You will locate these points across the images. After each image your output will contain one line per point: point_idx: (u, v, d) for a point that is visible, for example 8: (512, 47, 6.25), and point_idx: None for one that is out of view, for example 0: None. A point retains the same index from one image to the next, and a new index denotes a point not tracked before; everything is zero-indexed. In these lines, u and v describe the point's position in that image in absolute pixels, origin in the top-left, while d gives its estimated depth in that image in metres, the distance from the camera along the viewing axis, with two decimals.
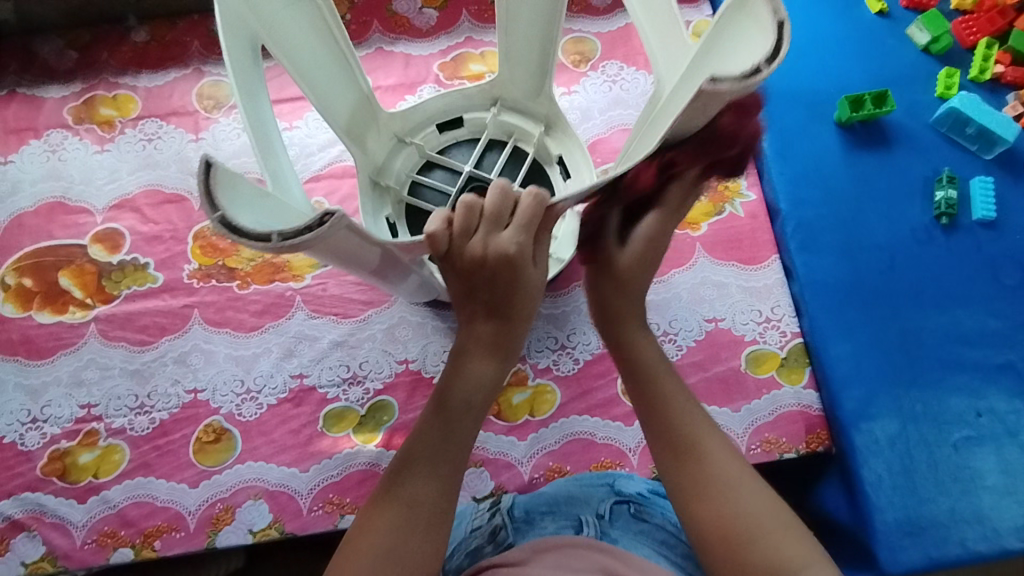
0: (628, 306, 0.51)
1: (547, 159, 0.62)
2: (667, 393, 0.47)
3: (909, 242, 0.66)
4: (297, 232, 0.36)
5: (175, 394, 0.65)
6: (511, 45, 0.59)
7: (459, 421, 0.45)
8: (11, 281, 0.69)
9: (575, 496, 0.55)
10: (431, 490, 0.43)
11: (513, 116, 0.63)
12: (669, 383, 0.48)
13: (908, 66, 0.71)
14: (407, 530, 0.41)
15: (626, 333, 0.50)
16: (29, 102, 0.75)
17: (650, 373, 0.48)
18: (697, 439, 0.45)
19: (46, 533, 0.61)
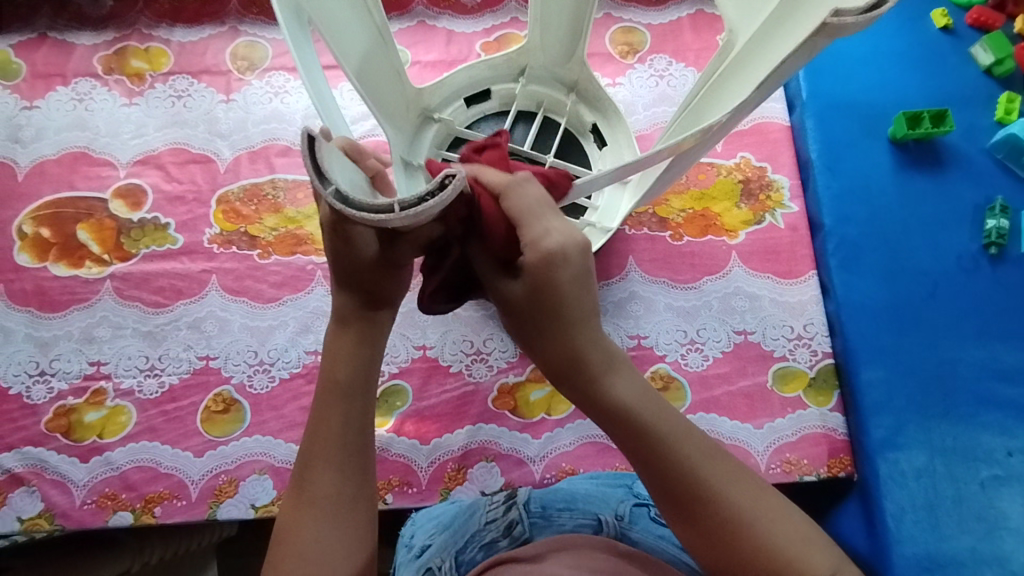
0: (580, 337, 0.41)
1: (581, 129, 0.62)
2: (648, 425, 0.40)
3: (953, 270, 0.63)
4: (421, 201, 0.37)
5: (186, 359, 0.64)
6: (540, 12, 0.57)
7: (347, 398, 0.43)
8: (28, 229, 0.68)
9: (593, 495, 0.53)
10: (330, 481, 0.41)
11: (543, 85, 0.62)
12: (648, 413, 0.41)
13: (968, 87, 0.68)
14: (333, 519, 0.40)
15: (591, 377, 0.41)
16: (60, 48, 0.73)
17: (629, 415, 0.41)
18: (684, 471, 0.40)
19: (46, 489, 0.60)
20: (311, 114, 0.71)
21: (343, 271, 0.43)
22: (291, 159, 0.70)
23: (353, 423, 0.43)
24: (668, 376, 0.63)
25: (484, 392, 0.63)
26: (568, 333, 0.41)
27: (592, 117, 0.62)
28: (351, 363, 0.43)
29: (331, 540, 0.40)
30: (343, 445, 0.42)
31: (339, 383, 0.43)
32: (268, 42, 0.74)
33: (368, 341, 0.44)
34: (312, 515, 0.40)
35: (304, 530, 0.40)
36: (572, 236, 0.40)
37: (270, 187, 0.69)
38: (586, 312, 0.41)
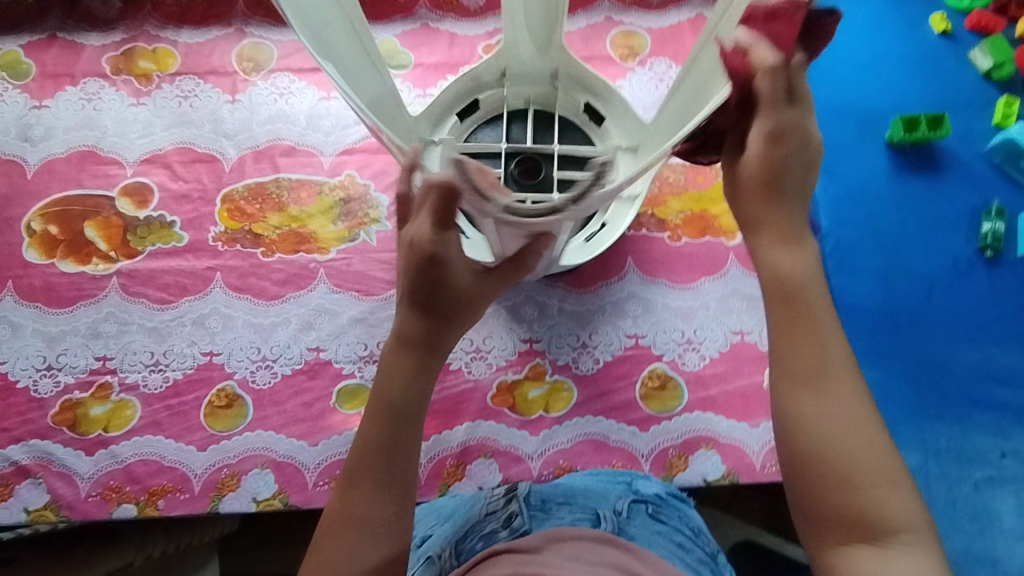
0: (779, 210, 0.42)
1: (579, 113, 0.61)
2: (811, 300, 0.41)
3: (949, 273, 0.64)
4: (585, 194, 0.40)
5: (191, 355, 0.65)
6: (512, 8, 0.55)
7: (405, 426, 0.44)
8: (37, 227, 0.69)
9: (592, 489, 0.54)
10: (374, 504, 0.43)
11: (528, 80, 0.61)
12: (819, 294, 0.41)
13: (966, 91, 0.69)
14: (366, 542, 0.42)
15: (769, 243, 0.42)
16: (69, 48, 0.75)
17: (794, 282, 0.41)
18: (827, 363, 0.39)
19: (52, 481, 0.61)
20: (314, 114, 0.72)
21: (422, 295, 0.44)
22: (295, 159, 0.71)
23: (403, 452, 0.44)
24: (665, 375, 0.64)
25: (483, 390, 0.64)
26: (769, 212, 0.42)
27: (585, 98, 0.60)
28: (403, 388, 0.45)
29: (365, 557, 0.42)
30: (386, 470, 0.43)
31: (394, 409, 0.44)
32: (273, 44, 0.75)
33: (420, 371, 0.45)
34: (352, 536, 0.42)
35: (341, 544, 0.42)
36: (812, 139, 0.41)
37: (274, 187, 0.70)
38: (799, 190, 0.42)
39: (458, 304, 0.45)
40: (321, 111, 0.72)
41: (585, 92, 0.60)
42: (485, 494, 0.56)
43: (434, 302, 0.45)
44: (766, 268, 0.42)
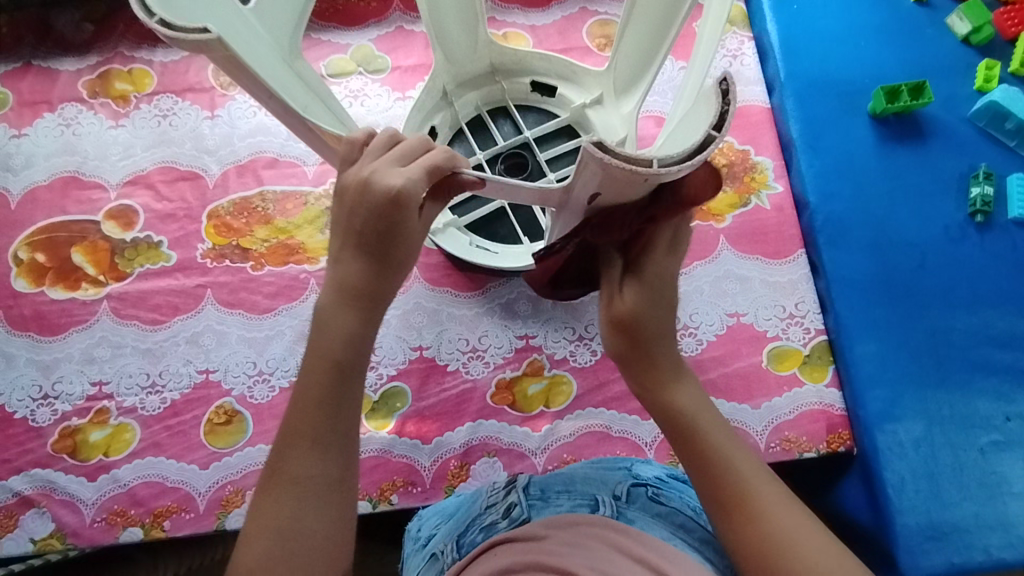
0: (666, 356, 0.44)
1: (527, 96, 0.64)
2: (705, 436, 0.43)
3: (940, 240, 0.64)
4: (724, 114, 0.33)
5: (186, 374, 0.65)
6: (434, 15, 0.58)
7: (343, 380, 0.41)
8: (24, 256, 0.68)
9: (591, 478, 0.54)
10: (311, 466, 0.40)
11: (472, 87, 0.63)
12: (707, 424, 0.44)
13: (947, 57, 0.68)
14: (303, 505, 0.39)
15: (660, 384, 0.44)
16: (44, 75, 0.74)
17: (688, 417, 0.44)
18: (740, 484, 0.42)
19: (56, 510, 0.61)
20: None
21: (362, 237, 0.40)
22: (278, 171, 0.70)
23: (343, 406, 0.41)
24: None
25: (482, 390, 0.64)
26: (660, 344, 0.44)
27: (530, 78, 0.63)
28: (314, 395, 0.41)
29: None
30: (323, 428, 0.40)
31: (336, 361, 0.41)
32: None
33: (332, 379, 0.41)
34: (286, 494, 0.39)
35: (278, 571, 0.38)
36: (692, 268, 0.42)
37: (260, 200, 0.69)
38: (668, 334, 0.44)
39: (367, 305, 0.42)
40: None
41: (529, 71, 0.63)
42: (485, 489, 0.56)
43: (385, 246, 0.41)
44: (658, 414, 0.45)
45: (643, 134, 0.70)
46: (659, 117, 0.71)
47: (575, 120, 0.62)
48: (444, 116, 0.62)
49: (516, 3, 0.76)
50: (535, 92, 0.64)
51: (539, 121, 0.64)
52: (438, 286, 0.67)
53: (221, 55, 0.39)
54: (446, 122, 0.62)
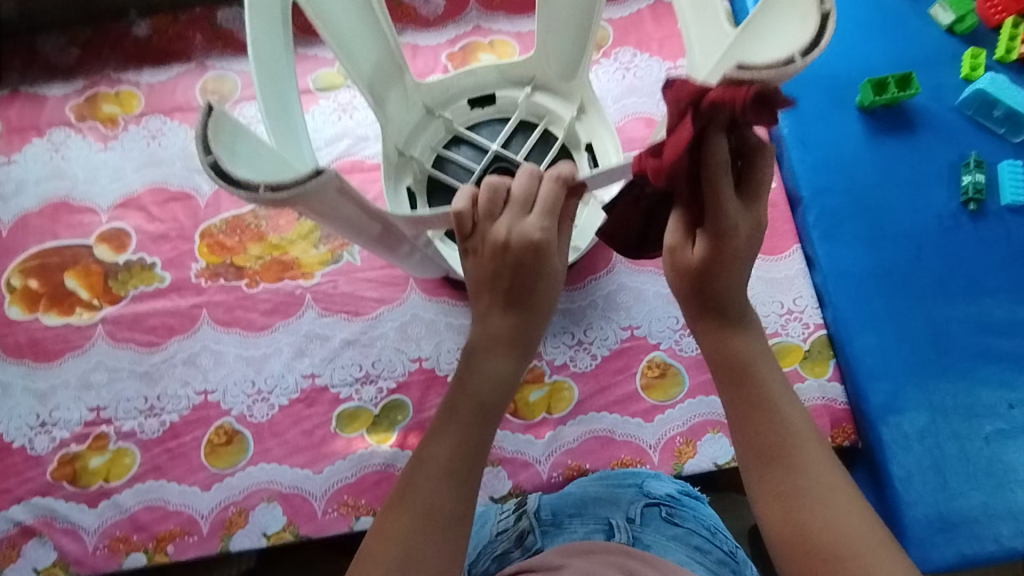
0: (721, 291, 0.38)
1: (469, 114, 0.67)
2: (767, 386, 0.38)
3: (935, 229, 0.64)
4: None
5: (185, 395, 0.64)
6: (369, 86, 0.60)
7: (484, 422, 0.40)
8: (17, 282, 0.68)
9: (603, 498, 0.53)
10: (448, 497, 0.37)
11: (418, 131, 0.66)
12: (769, 375, 0.39)
13: (931, 48, 0.68)
14: (427, 538, 0.36)
15: (722, 324, 0.40)
16: (32, 100, 0.74)
17: (738, 359, 0.39)
18: (791, 441, 0.37)
19: (58, 538, 0.61)
20: None
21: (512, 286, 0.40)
22: None
23: (481, 448, 0.40)
24: (664, 363, 0.63)
25: None
26: (714, 287, 0.39)
27: (463, 97, 0.67)
28: (453, 446, 0.39)
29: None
30: (466, 464, 0.39)
31: (486, 404, 0.40)
32: (237, 74, 0.74)
33: (477, 435, 0.39)
34: (411, 524, 0.36)
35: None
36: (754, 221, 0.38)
37: (252, 217, 0.69)
38: (738, 277, 0.38)
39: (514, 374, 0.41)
40: None
41: (461, 93, 0.67)
42: (493, 517, 0.56)
43: (523, 291, 0.40)
44: (711, 353, 0.40)
45: (633, 136, 0.70)
46: (649, 119, 0.71)
47: (527, 112, 0.66)
48: (414, 171, 0.65)
49: (501, 11, 0.76)
50: (475, 108, 0.67)
51: (494, 131, 0.67)
52: (434, 296, 0.66)
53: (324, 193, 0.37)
54: (417, 177, 0.65)
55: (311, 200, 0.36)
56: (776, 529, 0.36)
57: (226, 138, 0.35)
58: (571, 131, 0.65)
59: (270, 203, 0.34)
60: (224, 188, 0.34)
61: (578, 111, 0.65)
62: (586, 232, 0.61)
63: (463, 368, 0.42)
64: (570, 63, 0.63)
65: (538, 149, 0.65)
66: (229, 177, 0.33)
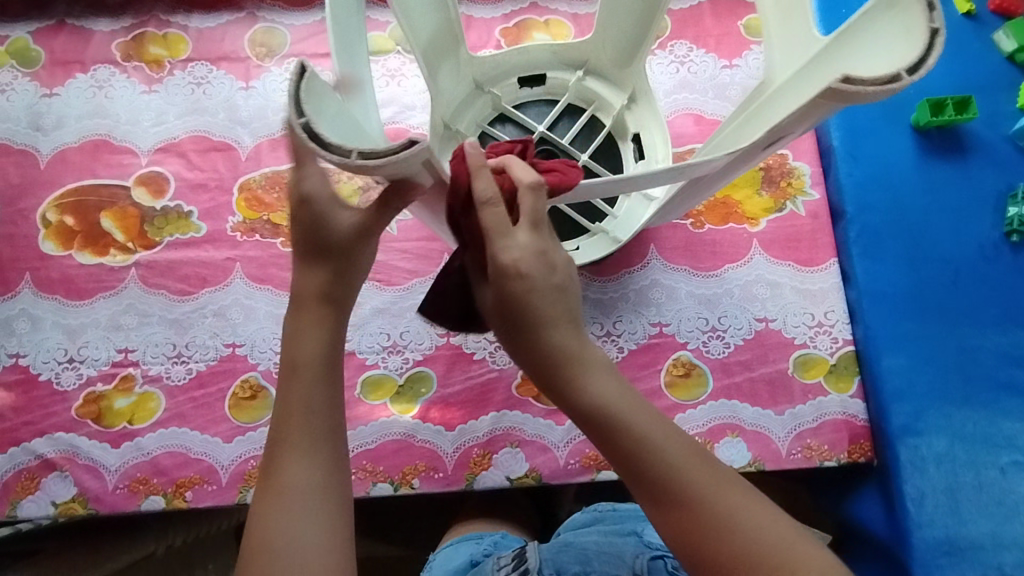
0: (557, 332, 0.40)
1: (518, 92, 0.66)
2: (626, 422, 0.39)
3: (974, 257, 0.63)
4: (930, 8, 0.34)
5: (213, 346, 0.64)
6: (427, 59, 0.57)
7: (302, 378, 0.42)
8: (53, 218, 0.68)
9: (605, 551, 0.53)
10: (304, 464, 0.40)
11: (466, 106, 0.64)
12: (625, 411, 0.39)
13: (991, 73, 0.68)
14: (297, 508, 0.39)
15: (566, 378, 0.40)
16: (78, 34, 0.73)
17: (598, 409, 0.39)
18: (673, 471, 0.38)
19: (78, 474, 0.61)
20: None
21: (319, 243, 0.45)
22: None
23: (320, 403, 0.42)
24: (690, 363, 0.64)
25: (508, 379, 0.64)
26: (547, 335, 0.40)
27: (514, 76, 0.66)
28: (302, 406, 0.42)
29: (304, 534, 0.38)
30: (309, 426, 0.41)
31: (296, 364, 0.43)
32: (286, 28, 0.73)
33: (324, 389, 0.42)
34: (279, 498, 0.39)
35: (273, 520, 0.38)
36: (529, 248, 0.41)
37: None
38: (561, 311, 0.41)
39: (345, 239, 0.45)
40: None
41: (512, 71, 0.65)
42: (489, 564, 0.55)
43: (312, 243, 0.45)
44: (573, 411, 0.40)
45: (681, 132, 0.70)
46: (698, 116, 0.70)
47: (576, 96, 0.66)
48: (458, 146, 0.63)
49: None
50: (525, 88, 0.66)
51: (540, 112, 0.66)
52: None
53: (412, 165, 0.36)
54: None
55: (401, 170, 0.35)
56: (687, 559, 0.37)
57: (315, 99, 0.35)
58: (619, 120, 0.64)
59: (360, 170, 0.34)
60: (315, 152, 0.33)
61: (628, 100, 0.64)
62: (625, 224, 0.60)
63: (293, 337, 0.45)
64: (627, 50, 0.62)
65: (583, 136, 0.65)
66: (321, 142, 0.33)
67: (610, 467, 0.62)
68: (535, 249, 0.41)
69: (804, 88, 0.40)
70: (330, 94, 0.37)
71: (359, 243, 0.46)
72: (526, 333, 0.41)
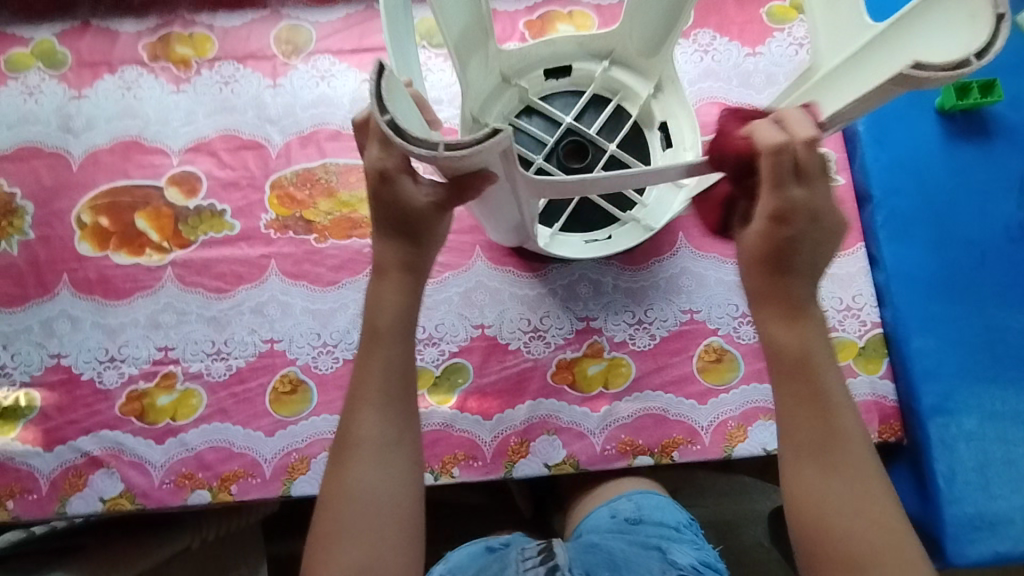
0: (793, 285, 0.43)
1: (543, 83, 0.65)
2: (826, 382, 0.43)
3: (1002, 239, 0.64)
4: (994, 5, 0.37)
5: (251, 342, 0.65)
6: (460, 55, 0.55)
7: (381, 348, 0.47)
8: (88, 219, 0.69)
9: (633, 559, 0.53)
10: (374, 426, 0.45)
11: (493, 100, 0.63)
12: (828, 371, 0.44)
13: (1015, 55, 0.68)
14: (380, 464, 0.45)
15: (779, 315, 0.44)
16: (104, 35, 0.74)
17: (806, 358, 0.43)
18: (841, 437, 0.43)
19: (125, 471, 0.63)
20: (358, 97, 0.71)
21: (397, 223, 0.46)
22: (341, 143, 0.70)
23: (394, 371, 0.47)
24: (721, 349, 0.65)
25: (543, 368, 0.65)
26: (788, 282, 0.43)
27: (540, 68, 0.65)
28: (381, 373, 0.46)
29: (378, 479, 0.45)
30: (385, 389, 0.46)
31: (378, 332, 0.47)
32: (311, 25, 0.74)
33: (399, 357, 0.47)
34: (357, 455, 0.45)
35: (353, 469, 0.45)
36: (831, 213, 0.42)
37: (323, 172, 0.69)
38: (813, 266, 0.43)
39: (423, 211, 0.46)
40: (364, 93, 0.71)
41: (538, 63, 0.64)
42: (513, 554, 0.53)
43: (397, 225, 0.46)
44: (769, 344, 0.45)
45: (707, 120, 0.70)
46: (723, 105, 0.71)
47: (603, 86, 0.65)
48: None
49: None
50: (551, 80, 0.65)
51: (567, 103, 0.66)
52: (500, 265, 0.67)
53: (489, 155, 0.41)
54: None
55: (478, 159, 0.40)
56: (800, 509, 0.43)
57: (392, 95, 0.39)
58: (646, 109, 0.64)
59: (446, 161, 0.39)
60: (405, 147, 0.38)
61: (654, 89, 0.64)
62: (657, 212, 0.62)
63: (370, 298, 0.48)
64: (654, 43, 0.61)
65: (610, 126, 0.65)
66: (411, 139, 0.38)
67: (646, 452, 0.63)
68: (811, 206, 0.41)
69: (872, 75, 0.44)
70: (400, 93, 0.42)
71: (436, 215, 0.46)
72: (778, 265, 0.43)
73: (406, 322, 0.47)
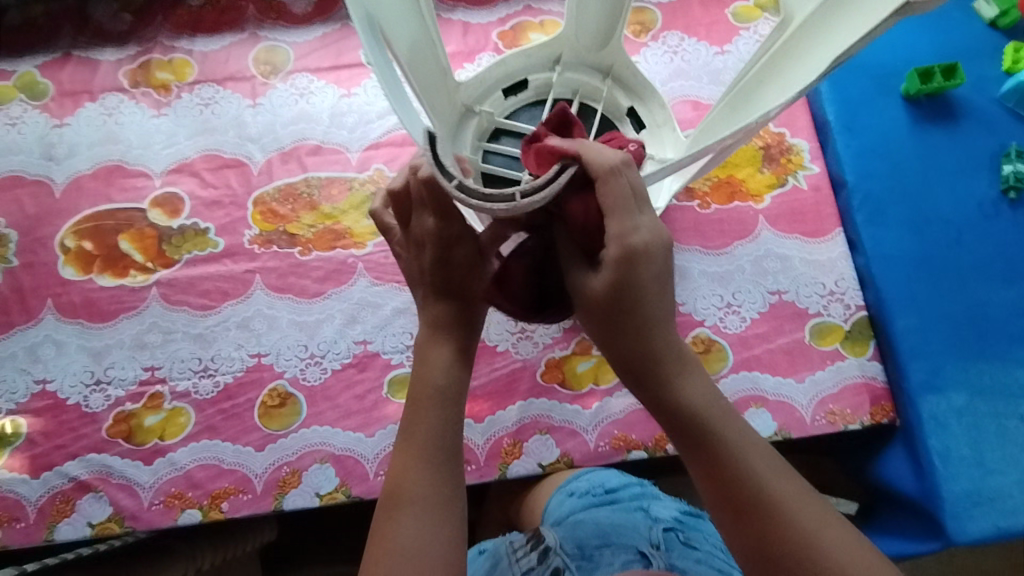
0: (654, 344, 0.41)
1: (501, 103, 0.64)
2: (718, 427, 0.40)
3: (976, 216, 0.65)
4: None
5: (238, 357, 0.65)
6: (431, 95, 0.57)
7: (431, 402, 0.44)
8: (72, 244, 0.69)
9: (619, 524, 0.54)
10: (423, 481, 0.42)
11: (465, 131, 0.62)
12: (715, 410, 0.40)
13: (972, 41, 0.70)
14: (430, 524, 0.40)
15: (657, 377, 0.41)
16: (85, 65, 0.75)
17: (684, 406, 0.40)
18: (760, 486, 0.38)
19: (113, 493, 0.62)
20: (337, 112, 0.72)
21: (442, 279, 0.45)
22: (322, 157, 0.71)
23: (447, 428, 0.43)
24: (709, 340, 0.65)
25: (532, 368, 0.65)
26: (630, 310, 0.40)
27: (497, 88, 0.64)
28: (432, 426, 0.43)
29: (430, 537, 0.40)
30: (441, 446, 0.43)
31: (432, 387, 0.44)
32: (288, 45, 0.75)
33: (454, 413, 0.44)
34: (406, 512, 0.41)
35: (402, 526, 0.40)
36: (658, 234, 0.40)
37: (305, 185, 0.70)
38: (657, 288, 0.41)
39: (479, 267, 0.45)
40: (342, 108, 0.73)
41: (494, 85, 0.64)
42: (504, 546, 0.53)
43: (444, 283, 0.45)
44: (653, 401, 0.42)
45: (682, 118, 0.72)
46: (696, 102, 0.72)
47: (564, 90, 0.65)
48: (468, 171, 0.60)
49: None
50: (510, 97, 0.64)
51: (533, 116, 0.64)
52: None
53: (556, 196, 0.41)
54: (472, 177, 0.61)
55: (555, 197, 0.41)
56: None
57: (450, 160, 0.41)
58: (611, 99, 0.65)
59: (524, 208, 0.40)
60: (482, 206, 0.39)
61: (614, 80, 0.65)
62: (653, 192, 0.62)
63: (417, 355, 0.46)
64: (600, 37, 0.62)
65: (577, 128, 0.65)
66: (487, 197, 0.39)
67: (640, 447, 0.62)
68: (645, 233, 0.40)
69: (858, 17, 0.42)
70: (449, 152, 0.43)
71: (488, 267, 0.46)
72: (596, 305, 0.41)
73: (462, 379, 0.45)
